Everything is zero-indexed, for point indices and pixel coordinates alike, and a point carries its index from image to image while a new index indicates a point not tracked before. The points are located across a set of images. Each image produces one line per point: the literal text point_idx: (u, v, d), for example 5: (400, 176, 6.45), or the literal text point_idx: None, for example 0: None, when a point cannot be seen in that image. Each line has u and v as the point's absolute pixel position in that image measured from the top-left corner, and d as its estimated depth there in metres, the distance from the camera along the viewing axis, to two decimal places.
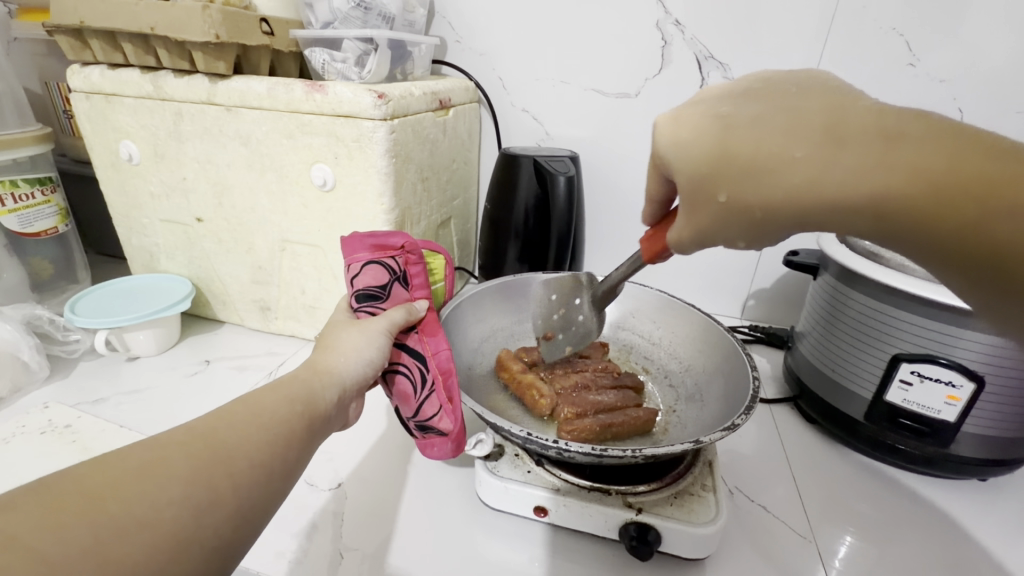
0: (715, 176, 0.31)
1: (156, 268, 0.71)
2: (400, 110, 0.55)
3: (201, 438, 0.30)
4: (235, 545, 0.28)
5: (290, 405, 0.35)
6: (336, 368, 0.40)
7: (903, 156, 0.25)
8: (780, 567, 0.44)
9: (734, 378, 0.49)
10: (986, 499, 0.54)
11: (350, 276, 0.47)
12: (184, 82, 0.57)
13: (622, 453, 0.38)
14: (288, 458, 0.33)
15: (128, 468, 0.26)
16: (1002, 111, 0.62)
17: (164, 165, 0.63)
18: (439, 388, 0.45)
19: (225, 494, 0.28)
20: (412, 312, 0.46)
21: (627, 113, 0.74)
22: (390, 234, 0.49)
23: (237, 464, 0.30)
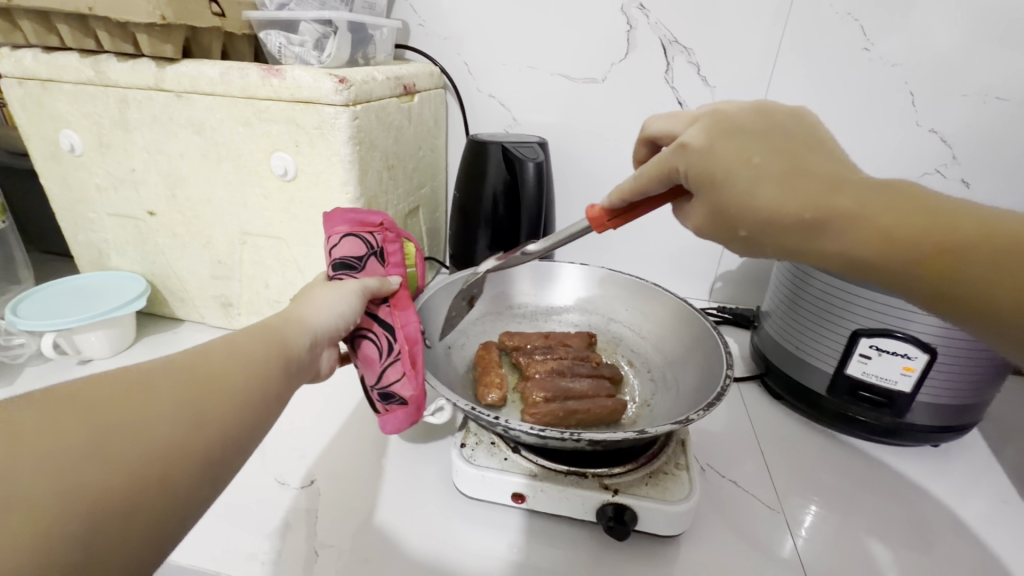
0: (737, 214, 0.32)
1: (106, 266, 0.67)
2: (362, 96, 0.54)
3: (185, 366, 0.30)
4: (224, 467, 0.28)
5: (269, 343, 0.35)
6: (308, 316, 0.39)
7: (896, 220, 0.28)
8: (752, 538, 0.46)
9: (709, 375, 0.49)
10: (938, 464, 0.57)
11: (328, 246, 0.46)
12: (128, 66, 0.53)
13: (561, 436, 0.39)
14: (272, 390, 0.33)
15: (115, 386, 0.26)
16: (949, 95, 0.65)
17: (111, 156, 0.59)
18: (405, 357, 0.44)
19: (211, 418, 0.28)
20: (385, 284, 0.45)
21: (595, 99, 0.74)
22: (371, 213, 0.49)
23: (223, 392, 0.30)
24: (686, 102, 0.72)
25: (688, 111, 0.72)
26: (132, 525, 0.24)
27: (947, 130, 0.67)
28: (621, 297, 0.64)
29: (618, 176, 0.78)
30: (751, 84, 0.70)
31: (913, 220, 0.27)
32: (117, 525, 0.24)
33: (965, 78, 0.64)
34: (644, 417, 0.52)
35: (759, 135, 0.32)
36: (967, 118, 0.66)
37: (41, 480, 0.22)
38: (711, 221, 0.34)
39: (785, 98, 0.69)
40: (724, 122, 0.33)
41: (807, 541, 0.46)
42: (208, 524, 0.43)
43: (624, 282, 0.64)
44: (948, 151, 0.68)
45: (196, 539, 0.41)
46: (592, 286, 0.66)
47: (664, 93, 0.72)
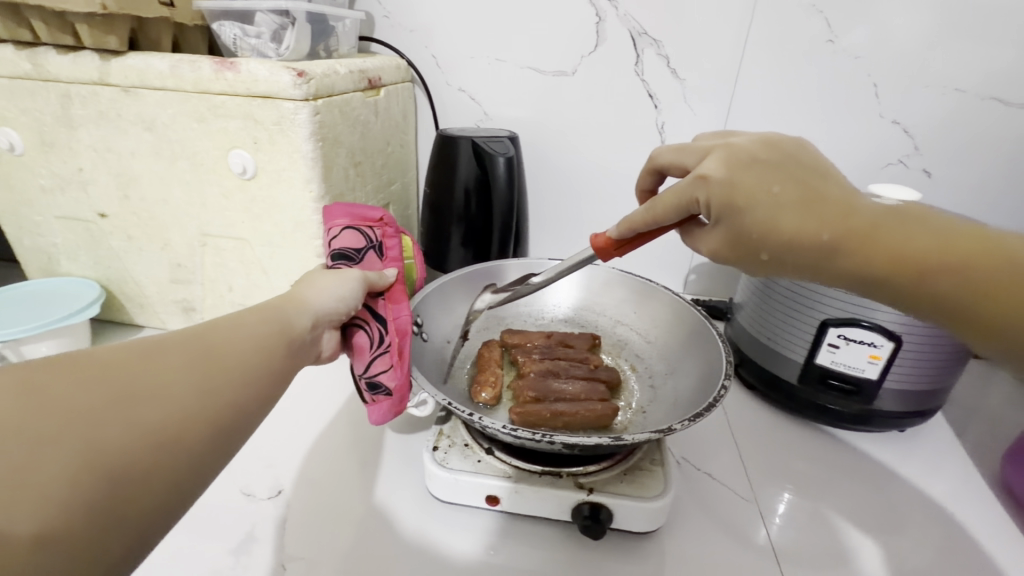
0: (757, 239, 0.32)
1: (56, 271, 0.63)
2: (324, 90, 0.51)
3: (196, 338, 0.30)
4: (236, 434, 0.29)
5: (274, 320, 0.35)
6: (310, 296, 0.39)
7: (916, 241, 0.28)
8: (728, 529, 0.46)
9: (707, 385, 0.45)
10: (906, 448, 0.58)
11: (328, 237, 0.47)
12: (69, 60, 0.50)
13: (533, 437, 0.38)
14: (279, 362, 0.33)
15: (131, 354, 0.27)
16: (912, 86, 0.66)
17: (56, 155, 0.56)
18: (395, 349, 0.44)
19: (221, 386, 0.29)
20: (384, 277, 0.45)
21: (566, 91, 0.73)
22: (372, 207, 0.48)
23: (232, 362, 0.30)
24: (657, 95, 0.72)
25: (659, 104, 0.72)
26: (148, 482, 0.25)
27: (909, 121, 0.68)
28: (629, 300, 0.60)
29: (591, 170, 0.78)
30: (720, 77, 0.70)
31: (941, 242, 0.28)
32: (133, 480, 0.25)
33: (926, 70, 0.65)
34: (636, 424, 0.48)
35: (778, 165, 0.32)
36: (928, 109, 0.67)
37: (60, 436, 0.23)
38: (731, 247, 0.34)
39: (754, 91, 0.70)
40: (743, 153, 0.33)
41: (780, 529, 0.46)
42: (169, 541, 0.41)
43: (634, 285, 0.60)
44: (910, 141, 0.69)
45: (156, 557, 0.40)
46: (598, 287, 0.62)
47: (635, 85, 0.72)
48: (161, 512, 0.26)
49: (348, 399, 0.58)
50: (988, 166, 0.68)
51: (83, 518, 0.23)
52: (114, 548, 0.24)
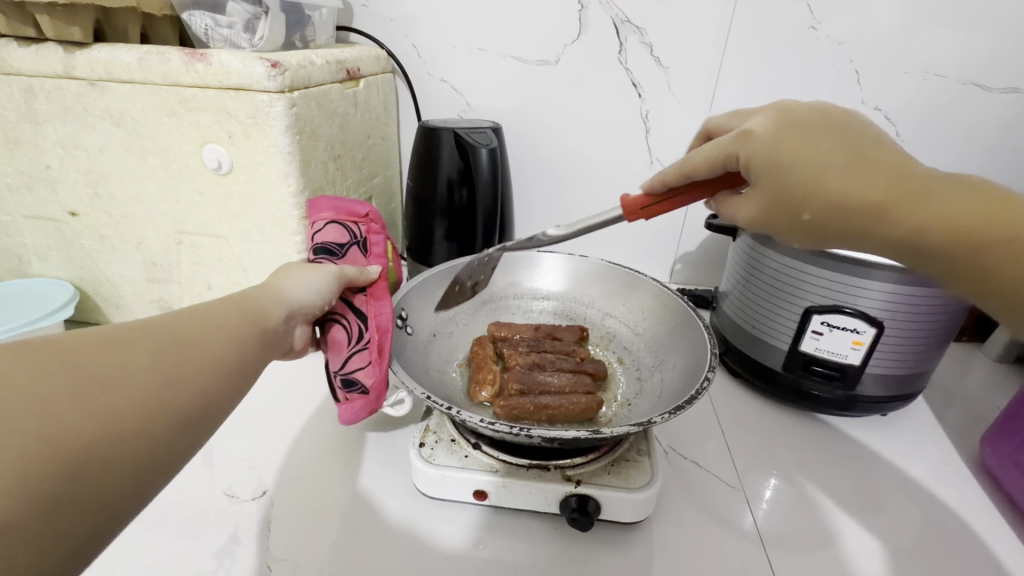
0: (796, 197, 0.32)
1: (27, 273, 0.61)
2: (300, 81, 0.50)
3: (165, 324, 0.29)
4: (204, 425, 0.28)
5: (246, 310, 0.34)
6: (285, 289, 0.38)
7: (952, 199, 0.28)
8: (714, 516, 0.46)
9: (692, 378, 0.45)
10: (889, 431, 0.59)
11: (311, 231, 0.46)
12: (31, 52, 0.48)
13: (511, 430, 0.38)
14: (251, 352, 0.32)
15: (94, 340, 0.26)
16: (892, 73, 0.66)
17: (21, 152, 0.54)
18: (374, 346, 0.43)
19: (191, 375, 0.28)
20: (365, 272, 0.44)
21: (549, 81, 0.72)
22: (360, 203, 0.48)
23: (204, 351, 0.29)
24: (641, 84, 0.71)
25: (643, 92, 0.72)
26: (109, 473, 0.24)
27: (890, 107, 0.68)
28: (618, 292, 0.60)
29: (576, 160, 0.77)
30: (704, 64, 0.69)
31: (972, 202, 0.28)
32: (95, 469, 0.24)
33: (906, 56, 0.65)
34: (622, 416, 0.48)
35: (823, 124, 0.32)
36: (908, 95, 0.67)
37: (14, 423, 0.22)
38: (770, 208, 0.34)
39: (738, 79, 0.70)
40: (796, 113, 0.33)
41: (766, 515, 0.47)
42: (150, 545, 0.40)
43: (622, 276, 0.59)
44: (891, 128, 0.69)
45: (136, 562, 0.39)
46: (587, 279, 0.61)
47: (619, 74, 0.71)
48: (125, 504, 0.25)
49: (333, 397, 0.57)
50: (966, 152, 0.69)
51: (40, 509, 0.22)
52: (72, 542, 0.23)
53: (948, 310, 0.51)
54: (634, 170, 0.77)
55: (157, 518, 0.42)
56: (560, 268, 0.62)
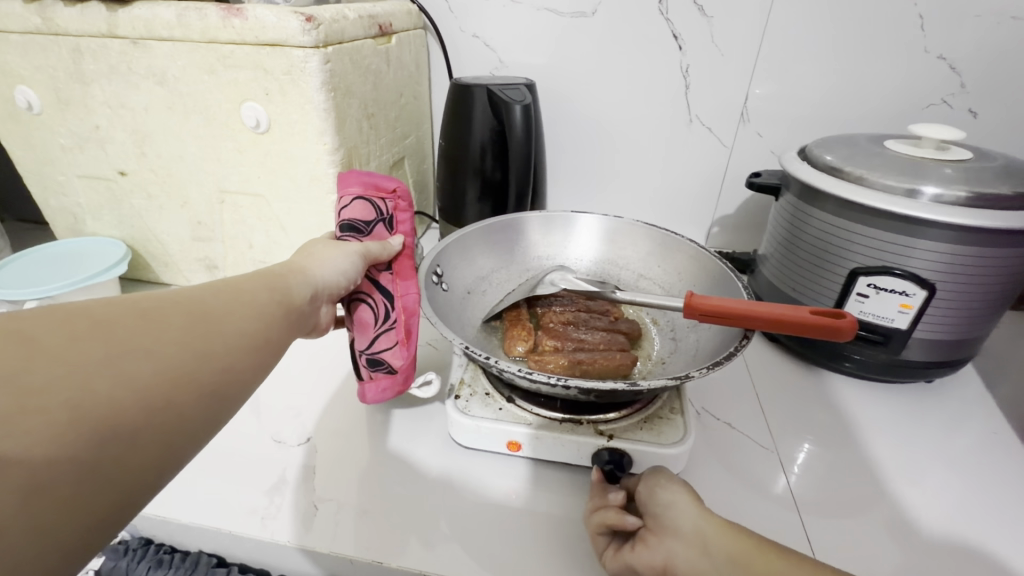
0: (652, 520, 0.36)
1: (83, 231, 0.65)
2: (333, 36, 0.50)
3: (193, 301, 0.30)
4: (227, 400, 0.29)
5: (272, 290, 0.35)
6: (311, 269, 0.39)
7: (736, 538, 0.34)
8: (745, 477, 0.46)
9: (729, 336, 0.44)
10: (932, 398, 0.57)
11: (339, 206, 0.46)
12: (77, 12, 0.49)
13: (547, 382, 0.38)
14: (274, 333, 0.33)
15: (126, 311, 0.27)
16: (960, 18, 0.61)
17: (72, 112, 0.56)
18: (400, 328, 0.45)
19: (219, 353, 0.29)
20: (388, 248, 0.44)
21: (584, 35, 0.70)
22: (386, 178, 0.48)
23: (229, 330, 0.30)
24: (681, 36, 0.68)
25: (684, 45, 0.68)
26: (139, 441, 0.24)
27: (956, 56, 0.63)
28: (653, 253, 0.59)
29: (611, 119, 0.75)
30: (751, 13, 0.65)
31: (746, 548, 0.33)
32: (127, 433, 0.24)
33: None
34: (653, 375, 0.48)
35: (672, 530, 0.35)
36: (977, 43, 0.62)
37: (53, 380, 0.22)
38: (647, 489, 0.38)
39: (786, 27, 0.65)
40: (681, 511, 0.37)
41: (800, 478, 0.47)
42: (208, 481, 0.43)
43: (660, 238, 0.58)
44: (956, 79, 0.64)
45: (195, 498, 0.42)
46: (622, 240, 0.60)
47: (658, 26, 0.68)
48: (157, 472, 0.25)
49: None
50: None
51: (75, 464, 0.22)
52: (104, 503, 0.23)
53: (1008, 271, 0.48)
54: (672, 129, 0.74)
55: (211, 461, 0.45)
56: (593, 228, 0.61)
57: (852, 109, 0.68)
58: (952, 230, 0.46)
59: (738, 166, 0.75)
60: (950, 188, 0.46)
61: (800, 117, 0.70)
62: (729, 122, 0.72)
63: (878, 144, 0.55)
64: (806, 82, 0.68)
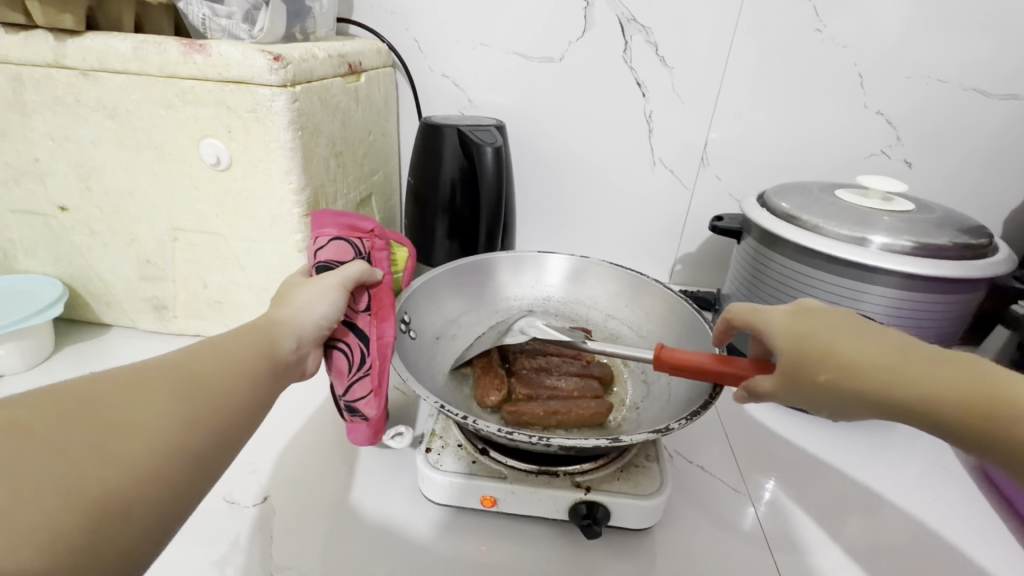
0: (805, 363, 0.33)
1: (13, 269, 0.59)
2: (302, 75, 0.49)
3: (184, 364, 0.28)
4: (220, 465, 0.27)
5: (260, 337, 0.33)
6: (299, 309, 0.36)
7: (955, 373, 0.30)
8: (722, 521, 0.46)
9: (701, 386, 0.44)
10: (889, 433, 0.60)
11: (313, 246, 0.43)
12: (20, 40, 0.46)
13: (529, 440, 0.37)
14: (265, 381, 0.31)
15: (113, 386, 0.25)
16: (894, 77, 0.67)
17: (8, 143, 0.52)
18: (376, 375, 0.43)
19: (212, 418, 0.27)
20: (370, 276, 0.42)
21: (551, 79, 0.71)
22: (364, 216, 0.46)
23: (224, 388, 0.28)
24: (645, 84, 0.71)
25: (647, 93, 0.71)
26: (134, 520, 0.23)
27: (892, 111, 0.69)
28: (621, 294, 0.59)
29: (579, 159, 0.76)
30: (709, 65, 0.69)
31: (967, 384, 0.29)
32: (123, 513, 0.22)
33: (908, 61, 0.66)
34: (631, 421, 0.48)
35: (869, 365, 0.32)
36: (909, 101, 0.68)
37: (39, 473, 0.21)
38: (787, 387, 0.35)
39: (742, 79, 0.69)
40: (817, 346, 0.33)
41: (768, 514, 0.47)
42: None
43: (628, 278, 0.59)
44: (893, 132, 0.70)
45: None
46: (591, 279, 0.61)
47: (623, 73, 0.70)
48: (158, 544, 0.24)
49: (333, 400, 0.56)
50: (965, 156, 0.70)
51: (70, 560, 0.20)
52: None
53: (953, 314, 0.51)
54: (637, 170, 0.76)
55: None
56: (561, 268, 0.61)
57: (802, 157, 0.72)
58: (900, 277, 0.49)
59: (699, 207, 0.78)
60: (898, 238, 0.49)
61: (756, 162, 0.74)
62: (690, 165, 0.75)
63: (830, 192, 0.58)
64: (759, 130, 0.72)
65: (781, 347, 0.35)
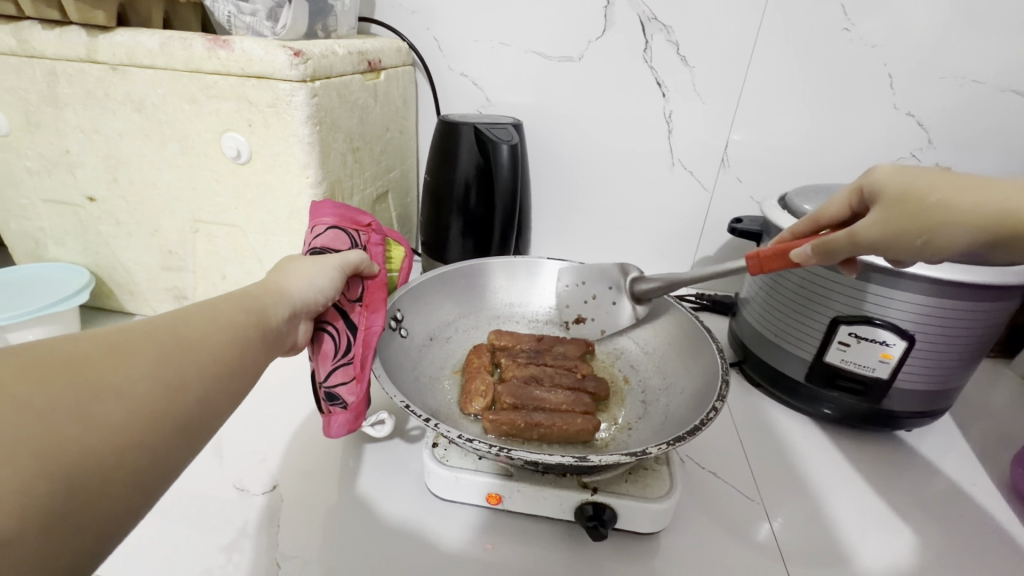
0: (908, 190, 0.32)
1: (44, 257, 0.61)
2: (322, 71, 0.49)
3: (161, 328, 0.28)
4: (198, 436, 0.27)
5: (247, 310, 0.33)
6: (288, 287, 0.38)
7: None
8: (733, 530, 0.45)
9: (699, 404, 0.43)
10: (913, 447, 0.57)
11: (311, 234, 0.46)
12: (54, 35, 0.48)
13: (487, 449, 0.36)
14: (248, 354, 0.31)
15: (94, 348, 0.25)
16: (926, 78, 0.65)
17: (42, 136, 0.54)
18: (358, 361, 0.43)
19: (190, 382, 0.27)
20: (369, 266, 0.45)
21: (571, 79, 0.71)
22: (363, 212, 0.49)
23: (206, 357, 0.28)
24: (665, 83, 0.70)
25: (667, 92, 0.70)
26: (109, 486, 0.23)
27: (924, 113, 0.66)
28: None
29: (596, 159, 0.76)
30: (732, 64, 0.67)
31: None
32: (98, 478, 0.22)
33: (942, 61, 0.63)
34: (619, 441, 0.46)
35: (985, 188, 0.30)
36: (942, 102, 0.65)
37: (17, 429, 0.20)
38: (885, 220, 0.33)
39: (765, 79, 0.68)
40: (921, 176, 0.32)
41: (783, 525, 0.46)
42: (163, 533, 0.40)
43: None
44: (924, 134, 0.67)
45: (142, 555, 0.38)
46: None
47: (643, 73, 0.70)
48: (126, 514, 0.24)
49: None
50: (1000, 160, 0.67)
51: (42, 518, 0.20)
52: (71, 555, 0.21)
53: (984, 324, 0.49)
54: (656, 171, 0.75)
55: (167, 511, 0.42)
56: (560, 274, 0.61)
57: (828, 159, 0.71)
58: (926, 283, 0.47)
59: (719, 209, 0.76)
60: None
61: (778, 165, 0.72)
62: (711, 166, 0.74)
63: None
64: (782, 131, 0.70)
65: (883, 185, 0.34)
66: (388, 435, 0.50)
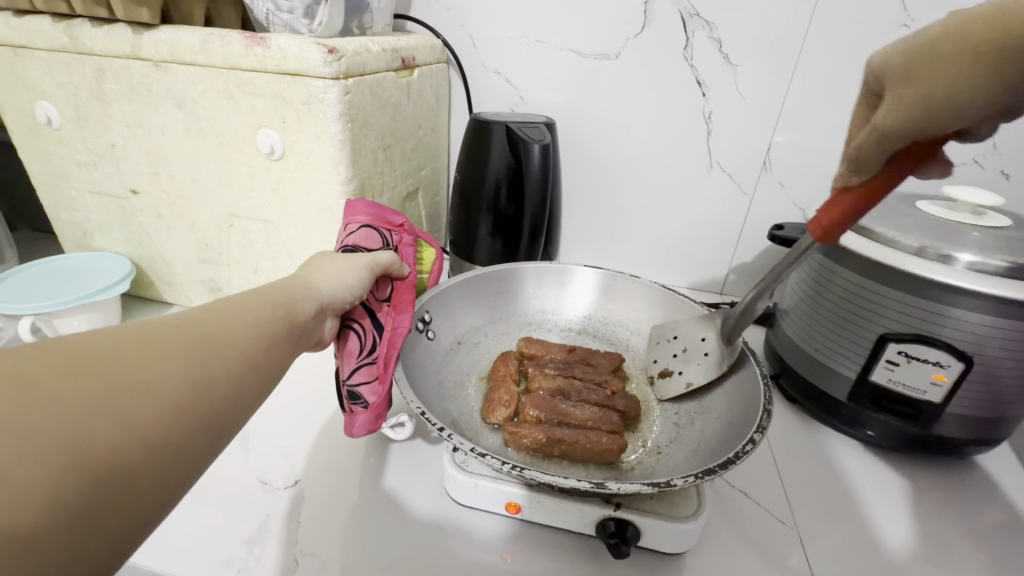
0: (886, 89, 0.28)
1: (91, 247, 0.64)
2: (355, 68, 0.49)
3: (190, 324, 0.28)
4: (222, 433, 0.27)
5: (275, 306, 0.33)
6: (316, 283, 0.37)
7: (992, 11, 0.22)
8: (763, 553, 0.43)
9: (733, 436, 0.41)
10: (966, 476, 0.53)
11: (344, 232, 0.46)
12: (103, 32, 0.50)
13: (500, 467, 0.36)
14: (275, 351, 0.31)
15: (125, 342, 0.25)
16: None
17: (89, 129, 0.56)
18: (381, 362, 0.43)
19: (217, 379, 0.27)
20: (399, 267, 0.45)
21: (607, 78, 0.69)
22: (395, 212, 0.49)
23: (233, 355, 0.28)
24: (705, 82, 0.67)
25: (707, 91, 0.68)
26: (135, 482, 0.23)
27: None
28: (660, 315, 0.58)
29: (630, 160, 0.74)
30: (778, 63, 0.64)
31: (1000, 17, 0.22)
32: (124, 474, 0.22)
33: None
34: (647, 465, 0.44)
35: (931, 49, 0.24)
36: None
37: (47, 422, 0.20)
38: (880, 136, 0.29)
39: (813, 79, 0.64)
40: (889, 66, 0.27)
41: (819, 552, 0.43)
42: (189, 522, 0.41)
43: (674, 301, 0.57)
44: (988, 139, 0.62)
45: (168, 543, 0.39)
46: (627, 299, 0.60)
47: (682, 72, 0.67)
48: (151, 510, 0.23)
49: None
50: None
51: (68, 514, 0.20)
52: (98, 551, 0.21)
53: None
54: (693, 174, 0.72)
55: (194, 500, 0.43)
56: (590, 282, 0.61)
57: None
58: (987, 303, 0.43)
59: (759, 214, 0.73)
60: (988, 257, 0.42)
61: (825, 169, 0.68)
62: (751, 170, 0.70)
63: (909, 204, 0.53)
64: (830, 134, 0.66)
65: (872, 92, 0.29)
66: (410, 435, 0.50)
